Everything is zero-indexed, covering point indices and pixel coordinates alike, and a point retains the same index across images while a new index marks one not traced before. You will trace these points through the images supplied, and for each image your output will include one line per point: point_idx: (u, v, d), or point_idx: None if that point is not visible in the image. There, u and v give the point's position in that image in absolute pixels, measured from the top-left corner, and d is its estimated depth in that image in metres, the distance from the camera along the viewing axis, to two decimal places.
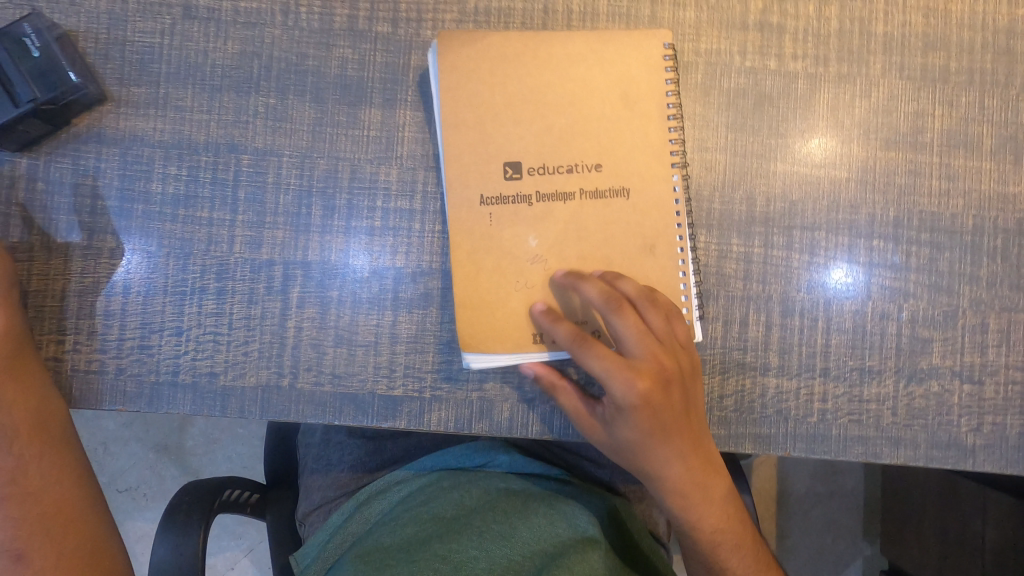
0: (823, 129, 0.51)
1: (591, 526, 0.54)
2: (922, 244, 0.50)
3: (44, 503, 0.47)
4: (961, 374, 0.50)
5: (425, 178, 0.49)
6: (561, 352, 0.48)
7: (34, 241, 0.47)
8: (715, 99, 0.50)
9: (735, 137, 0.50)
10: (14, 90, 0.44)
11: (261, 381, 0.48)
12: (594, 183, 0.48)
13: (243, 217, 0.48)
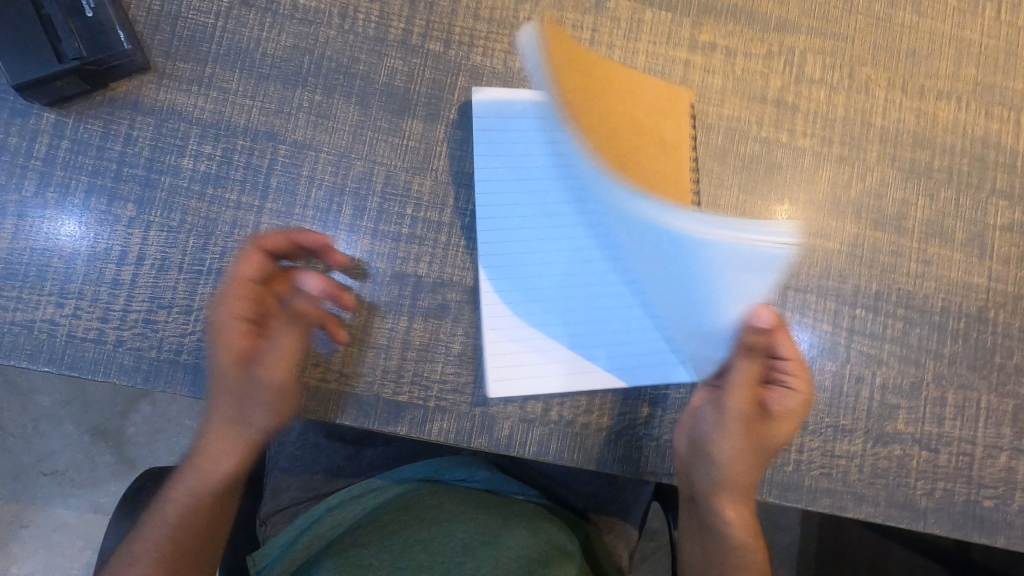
0: (822, 203, 0.56)
1: (569, 539, 0.57)
2: (897, 318, 0.55)
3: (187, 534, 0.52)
4: (920, 441, 0.54)
5: (457, 194, 0.50)
6: (570, 377, 0.49)
7: (51, 199, 0.46)
8: (731, 162, 0.55)
9: (745, 198, 0.55)
10: (60, 45, 0.44)
11: (266, 371, 0.47)
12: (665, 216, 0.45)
13: (272, 205, 0.48)
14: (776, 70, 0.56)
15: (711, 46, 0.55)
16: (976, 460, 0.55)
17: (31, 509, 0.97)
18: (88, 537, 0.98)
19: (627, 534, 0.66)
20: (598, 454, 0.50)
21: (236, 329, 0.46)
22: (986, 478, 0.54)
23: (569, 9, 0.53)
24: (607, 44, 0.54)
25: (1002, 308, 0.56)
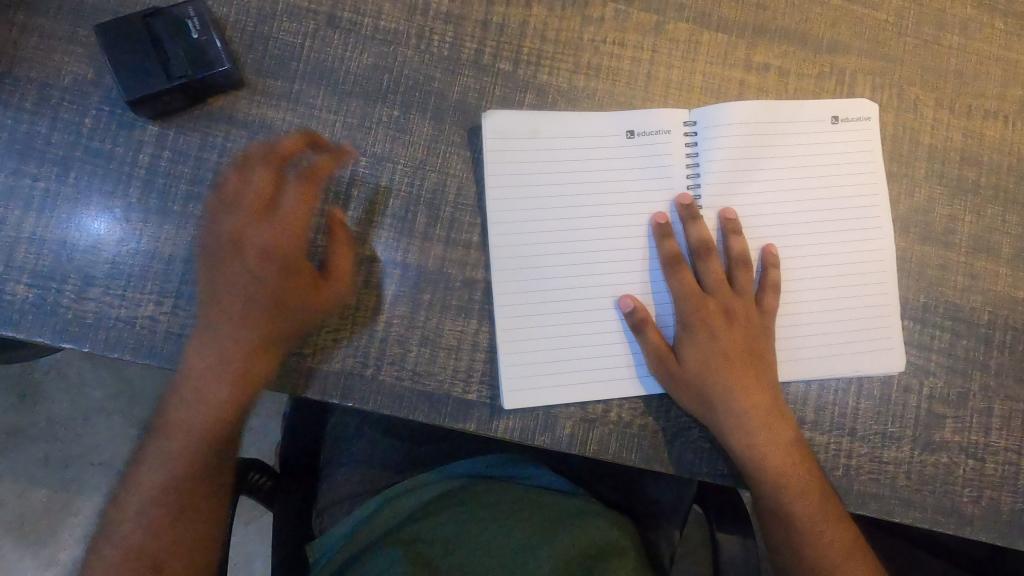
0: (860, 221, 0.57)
1: (620, 535, 0.59)
2: (945, 330, 0.57)
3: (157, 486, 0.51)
4: (967, 449, 0.56)
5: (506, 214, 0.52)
6: (622, 387, 0.52)
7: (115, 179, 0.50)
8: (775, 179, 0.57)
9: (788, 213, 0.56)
10: (169, 65, 0.48)
11: (346, 369, 0.50)
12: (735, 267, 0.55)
13: (353, 213, 0.52)
14: (827, 90, 0.58)
15: (765, 67, 0.57)
16: (1021, 469, 0.56)
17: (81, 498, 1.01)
18: None
19: (671, 534, 0.67)
20: (655, 455, 0.52)
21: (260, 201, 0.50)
22: None
23: (631, 30, 0.56)
24: (666, 64, 0.56)
25: None
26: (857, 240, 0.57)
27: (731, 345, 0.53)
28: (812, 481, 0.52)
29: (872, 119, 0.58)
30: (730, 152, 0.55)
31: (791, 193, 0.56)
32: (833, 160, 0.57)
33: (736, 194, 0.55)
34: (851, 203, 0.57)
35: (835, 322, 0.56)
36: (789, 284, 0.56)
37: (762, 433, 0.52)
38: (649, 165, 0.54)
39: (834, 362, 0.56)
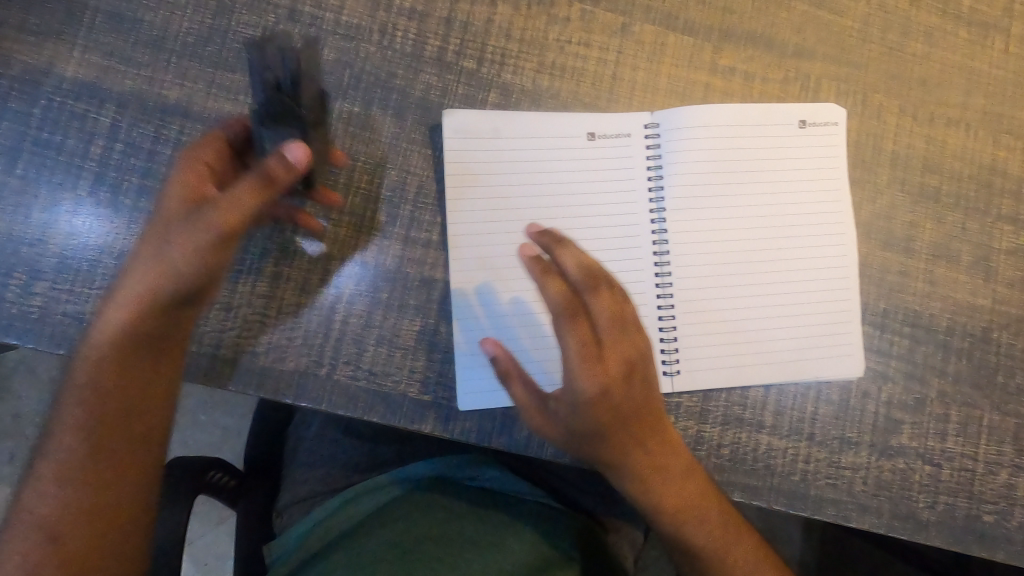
0: (822, 226, 0.57)
1: (572, 545, 0.60)
2: (904, 336, 0.57)
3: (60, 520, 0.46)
4: (924, 455, 0.56)
5: (466, 213, 0.52)
6: None
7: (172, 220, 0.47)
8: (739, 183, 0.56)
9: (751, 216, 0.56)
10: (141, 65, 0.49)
11: (299, 368, 0.49)
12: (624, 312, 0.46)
13: (310, 210, 0.51)
14: (792, 94, 0.58)
15: (730, 71, 0.57)
16: (977, 475, 0.56)
17: None
18: None
19: (633, 536, 0.68)
20: None
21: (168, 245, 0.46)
22: (986, 493, 0.56)
23: (596, 31, 0.56)
24: (632, 66, 0.56)
25: (1005, 329, 0.58)
26: (820, 245, 0.57)
27: (621, 404, 0.47)
28: (714, 516, 0.52)
29: (838, 125, 0.58)
30: (696, 153, 0.55)
31: (756, 197, 0.56)
32: (800, 165, 0.57)
33: (699, 196, 0.55)
34: (815, 208, 0.57)
35: (797, 327, 0.56)
36: (751, 288, 0.56)
37: (653, 478, 0.50)
38: (610, 168, 0.54)
39: (795, 366, 0.56)
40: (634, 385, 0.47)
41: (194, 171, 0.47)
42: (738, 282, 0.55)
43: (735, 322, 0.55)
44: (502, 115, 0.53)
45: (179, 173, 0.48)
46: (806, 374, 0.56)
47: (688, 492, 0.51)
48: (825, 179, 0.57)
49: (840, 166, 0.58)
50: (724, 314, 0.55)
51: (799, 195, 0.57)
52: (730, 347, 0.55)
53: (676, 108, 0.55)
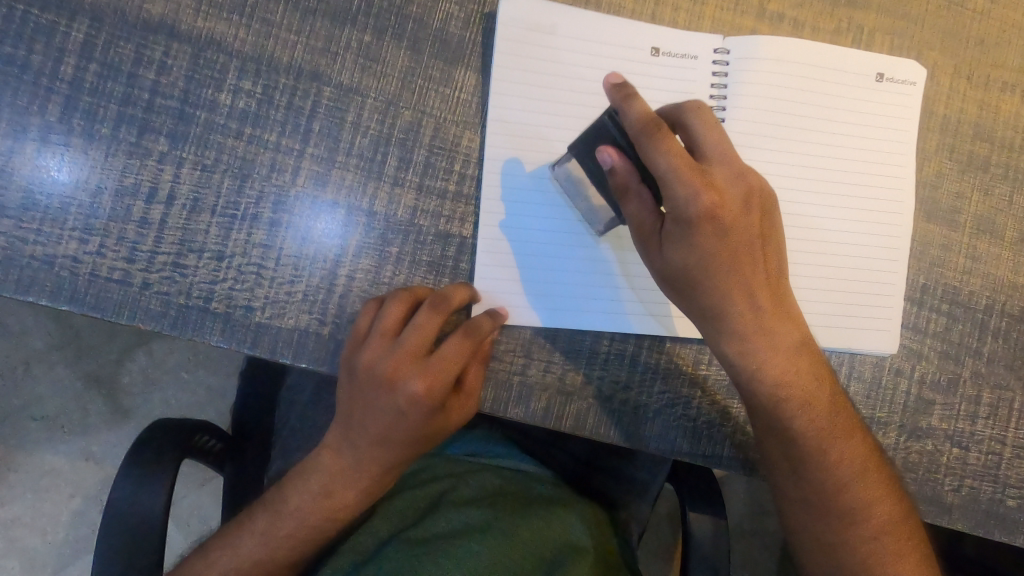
0: (881, 187, 0.53)
1: (586, 536, 0.54)
2: (941, 313, 0.54)
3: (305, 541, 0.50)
4: (952, 437, 0.54)
5: (495, 156, 0.47)
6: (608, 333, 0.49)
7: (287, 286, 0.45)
8: (801, 133, 0.51)
9: (811, 168, 0.52)
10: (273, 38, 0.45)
11: (300, 325, 0.45)
12: (719, 147, 0.43)
13: (313, 149, 0.45)
14: (858, 44, 0.53)
15: (779, 16, 0.52)
16: (1004, 459, 0.54)
17: (16, 452, 0.94)
18: (77, 484, 0.96)
19: (641, 513, 0.64)
20: (635, 431, 0.49)
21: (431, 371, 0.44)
22: (1012, 478, 0.54)
23: None
24: (674, 5, 0.51)
25: None
26: (878, 207, 0.53)
27: (734, 244, 0.43)
28: (823, 401, 0.48)
29: (915, 85, 0.53)
30: (757, 95, 0.50)
31: (820, 145, 0.52)
32: (868, 120, 0.53)
33: (759, 140, 0.50)
34: (880, 167, 0.53)
35: (842, 290, 0.53)
36: (802, 242, 0.52)
37: (757, 343, 0.45)
38: (668, 91, 0.49)
39: (835, 333, 0.53)
40: (750, 267, 0.44)
41: (423, 376, 0.44)
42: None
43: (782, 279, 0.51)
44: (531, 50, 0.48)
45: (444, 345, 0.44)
46: (846, 342, 0.53)
47: (801, 372, 0.47)
48: (893, 137, 0.53)
49: (911, 127, 0.54)
50: None
51: (865, 150, 0.53)
52: None
53: (749, 39, 0.50)
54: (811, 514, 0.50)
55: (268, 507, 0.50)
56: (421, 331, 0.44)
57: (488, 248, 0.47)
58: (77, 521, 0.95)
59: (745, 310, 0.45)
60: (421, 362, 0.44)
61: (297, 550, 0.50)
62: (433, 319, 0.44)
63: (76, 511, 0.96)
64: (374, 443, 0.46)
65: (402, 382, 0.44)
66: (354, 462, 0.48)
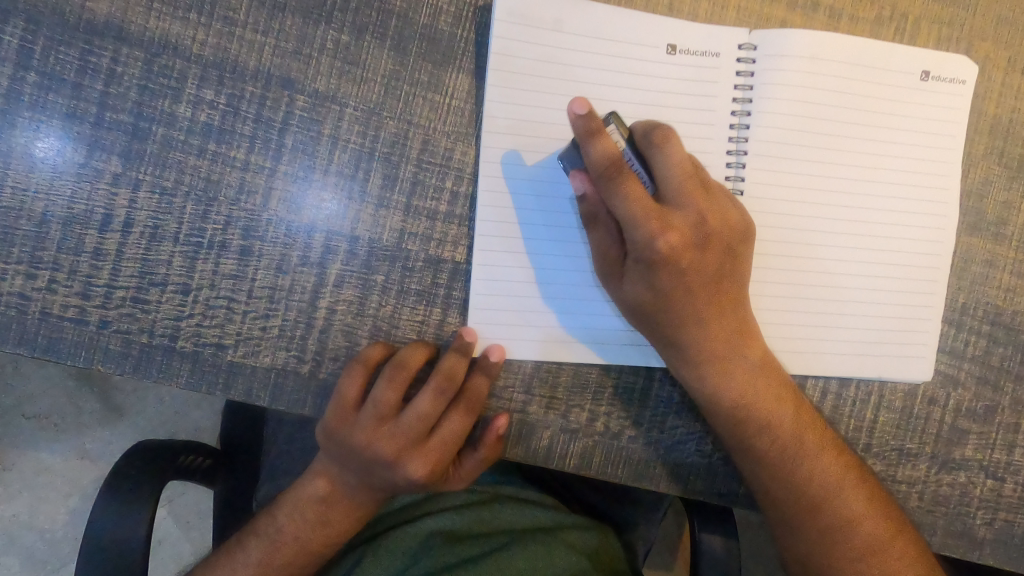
0: (923, 197, 0.48)
1: (587, 560, 0.52)
2: (981, 336, 0.49)
3: (289, 571, 0.46)
4: (987, 468, 0.50)
5: (491, 170, 0.42)
6: (617, 364, 0.44)
7: (261, 321, 0.40)
8: (835, 138, 0.46)
9: (846, 178, 0.46)
10: (235, 42, 0.39)
11: (277, 365, 0.41)
12: (686, 181, 0.39)
13: (287, 167, 0.40)
14: (902, 34, 0.47)
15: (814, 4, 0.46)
16: None
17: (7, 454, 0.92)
18: (71, 486, 0.94)
19: (649, 533, 0.62)
20: (644, 467, 0.45)
21: (436, 449, 0.42)
22: None
23: None
24: None
25: None
26: (917, 221, 0.48)
27: (694, 281, 0.40)
28: (788, 418, 0.44)
29: (966, 83, 0.48)
30: (786, 98, 0.45)
31: (856, 153, 0.46)
32: (909, 124, 0.47)
33: (789, 146, 0.45)
34: (921, 175, 0.48)
35: (875, 312, 0.48)
36: (835, 260, 0.47)
37: (716, 369, 0.42)
38: (687, 92, 0.44)
39: (866, 359, 0.48)
40: (712, 304, 0.41)
41: (425, 455, 0.42)
42: (805, 259, 0.46)
43: (810, 302, 0.47)
44: (531, 46, 0.42)
45: (448, 425, 0.42)
46: (878, 368, 0.48)
47: (769, 403, 0.43)
48: (938, 142, 0.48)
49: (959, 131, 0.48)
50: (802, 289, 0.47)
51: (904, 157, 0.47)
52: (802, 328, 0.47)
53: (783, 31, 0.44)
54: (789, 534, 0.46)
55: (261, 535, 0.46)
56: (417, 415, 0.41)
57: (482, 275, 0.42)
58: (73, 523, 0.94)
59: (705, 341, 0.42)
60: (422, 446, 0.42)
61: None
62: (433, 406, 0.41)
63: (71, 513, 0.94)
64: (369, 486, 0.44)
65: (401, 463, 0.42)
66: (354, 496, 0.45)
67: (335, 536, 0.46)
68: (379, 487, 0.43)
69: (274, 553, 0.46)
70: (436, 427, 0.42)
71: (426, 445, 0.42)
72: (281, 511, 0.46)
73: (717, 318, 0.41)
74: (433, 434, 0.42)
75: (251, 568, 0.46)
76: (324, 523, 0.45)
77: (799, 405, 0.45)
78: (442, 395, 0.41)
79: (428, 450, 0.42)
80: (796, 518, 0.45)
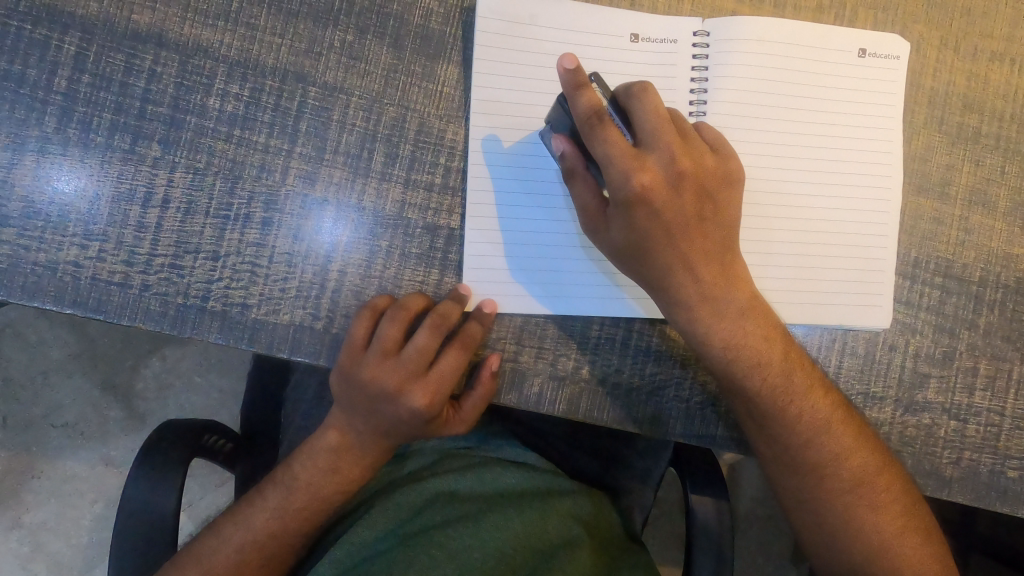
0: (868, 161, 0.53)
1: (580, 526, 0.56)
2: (934, 287, 0.54)
3: (300, 516, 0.51)
4: (950, 411, 0.54)
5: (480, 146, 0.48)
6: (599, 316, 0.49)
7: (282, 282, 0.46)
8: (785, 111, 0.52)
9: (797, 146, 0.52)
10: (257, 44, 0.46)
11: (295, 321, 0.46)
12: (661, 131, 0.43)
13: (301, 149, 0.46)
14: (840, 20, 0.53)
15: None
16: (1003, 431, 0.54)
17: (37, 459, 0.97)
18: (98, 489, 0.98)
19: (643, 498, 0.65)
20: (627, 413, 0.50)
21: (434, 383, 0.47)
22: (1011, 449, 0.54)
23: None
24: None
25: None
26: (864, 183, 0.53)
27: (674, 222, 0.45)
28: (777, 358, 0.48)
29: (899, 59, 0.53)
30: (738, 75, 0.51)
31: (805, 123, 0.52)
32: (851, 97, 0.53)
33: (744, 118, 0.51)
34: (865, 142, 0.53)
35: (832, 267, 0.53)
36: (791, 219, 0.52)
37: (700, 305, 0.46)
38: (649, 74, 0.50)
39: (826, 310, 0.53)
40: (690, 244, 0.45)
41: (424, 389, 0.46)
42: (765, 218, 0.52)
43: (771, 257, 0.52)
44: (511, 39, 0.48)
45: (445, 363, 0.47)
46: (839, 318, 0.53)
47: (753, 338, 0.47)
48: (879, 112, 0.53)
49: (897, 101, 0.54)
50: (763, 246, 0.52)
51: (849, 126, 0.53)
52: (766, 281, 0.52)
53: (732, 18, 0.50)
54: (779, 464, 0.50)
55: (280, 484, 0.51)
56: (418, 349, 0.46)
57: (476, 239, 0.48)
58: (98, 524, 0.98)
59: (687, 280, 0.46)
60: (423, 378, 0.47)
61: (304, 526, 0.51)
62: (432, 340, 0.46)
63: (97, 515, 0.98)
64: (377, 429, 0.49)
65: (405, 395, 0.46)
66: (361, 446, 0.50)
67: (343, 487, 0.51)
68: (383, 423, 0.48)
69: (289, 499, 0.50)
70: (433, 364, 0.47)
71: (425, 381, 0.47)
72: (296, 462, 0.51)
73: (696, 257, 0.46)
74: (431, 370, 0.47)
75: (267, 514, 0.50)
76: (334, 471, 0.50)
77: (784, 344, 0.48)
78: (440, 333, 0.46)
79: (427, 384, 0.46)
80: (778, 451, 0.50)
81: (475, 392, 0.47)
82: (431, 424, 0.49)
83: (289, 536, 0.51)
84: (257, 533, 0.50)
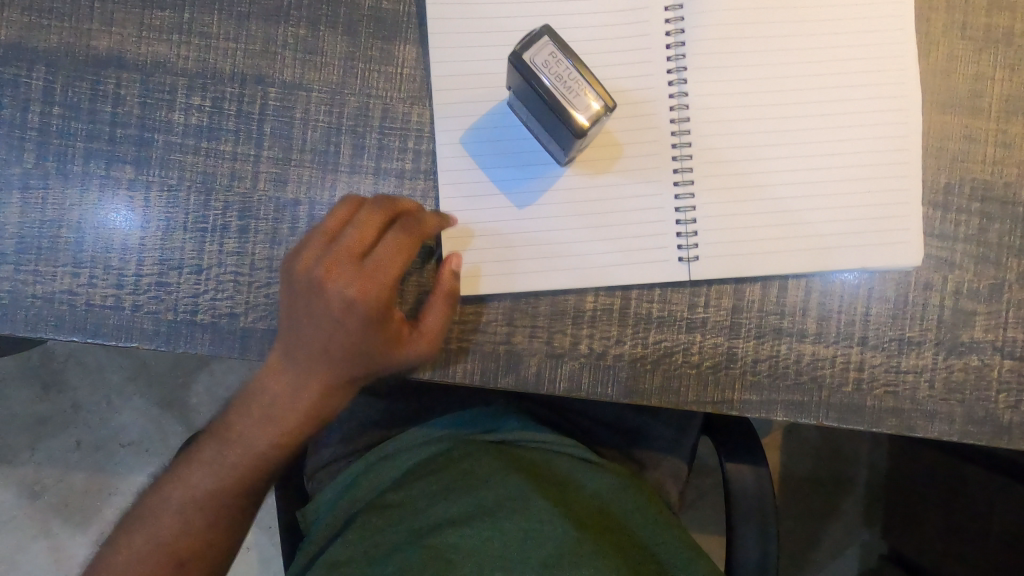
0: (879, 83, 0.48)
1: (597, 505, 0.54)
2: (972, 214, 0.48)
3: (234, 474, 0.45)
4: (1003, 349, 0.48)
5: (447, 125, 0.46)
6: (589, 287, 0.47)
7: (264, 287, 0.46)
8: (774, 41, 0.47)
9: (793, 75, 0.47)
10: (212, 51, 0.46)
11: None
12: None
13: (269, 153, 0.46)
14: None
15: None
16: None
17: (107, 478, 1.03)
18: None
19: (678, 471, 0.64)
20: (634, 386, 0.47)
21: (374, 271, 0.41)
22: None
23: None
24: None
25: None
26: (875, 106, 0.48)
27: None
28: None
29: None
30: (717, 11, 0.47)
31: (800, 48, 0.47)
32: (851, 11, 0.47)
33: (728, 55, 0.47)
34: (872, 60, 0.48)
35: (847, 202, 0.48)
36: (793, 155, 0.47)
37: None
38: (619, 23, 0.46)
39: (845, 252, 0.48)
40: None
41: (361, 277, 0.41)
42: (764, 158, 0.47)
43: (774, 198, 0.47)
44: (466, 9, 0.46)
45: (388, 249, 0.42)
46: (861, 259, 0.48)
47: None
48: (886, 24, 0.48)
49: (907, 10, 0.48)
50: (765, 188, 0.47)
51: (852, 44, 0.48)
52: (772, 226, 0.47)
53: None
54: None
55: (213, 436, 0.45)
56: (362, 231, 0.42)
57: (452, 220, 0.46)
58: None
59: None
60: (361, 266, 0.41)
61: (239, 487, 0.45)
62: (376, 217, 0.42)
63: None
64: (312, 345, 0.43)
65: (341, 282, 0.41)
66: (304, 380, 0.43)
67: (279, 434, 0.44)
68: (318, 329, 0.42)
69: (220, 450, 0.44)
70: (374, 255, 0.42)
71: (365, 269, 0.41)
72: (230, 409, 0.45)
73: None
74: (372, 257, 0.42)
75: (199, 473, 0.45)
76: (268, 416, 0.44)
77: None
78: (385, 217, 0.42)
79: (367, 273, 0.41)
80: None
81: (437, 294, 0.43)
82: (372, 330, 0.42)
83: (222, 501, 0.45)
84: (189, 495, 0.44)
